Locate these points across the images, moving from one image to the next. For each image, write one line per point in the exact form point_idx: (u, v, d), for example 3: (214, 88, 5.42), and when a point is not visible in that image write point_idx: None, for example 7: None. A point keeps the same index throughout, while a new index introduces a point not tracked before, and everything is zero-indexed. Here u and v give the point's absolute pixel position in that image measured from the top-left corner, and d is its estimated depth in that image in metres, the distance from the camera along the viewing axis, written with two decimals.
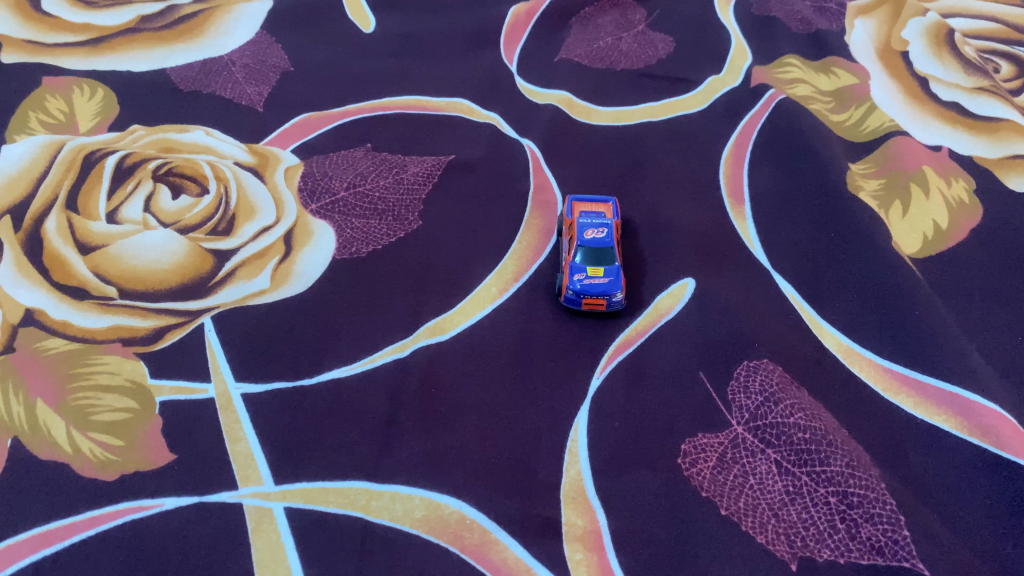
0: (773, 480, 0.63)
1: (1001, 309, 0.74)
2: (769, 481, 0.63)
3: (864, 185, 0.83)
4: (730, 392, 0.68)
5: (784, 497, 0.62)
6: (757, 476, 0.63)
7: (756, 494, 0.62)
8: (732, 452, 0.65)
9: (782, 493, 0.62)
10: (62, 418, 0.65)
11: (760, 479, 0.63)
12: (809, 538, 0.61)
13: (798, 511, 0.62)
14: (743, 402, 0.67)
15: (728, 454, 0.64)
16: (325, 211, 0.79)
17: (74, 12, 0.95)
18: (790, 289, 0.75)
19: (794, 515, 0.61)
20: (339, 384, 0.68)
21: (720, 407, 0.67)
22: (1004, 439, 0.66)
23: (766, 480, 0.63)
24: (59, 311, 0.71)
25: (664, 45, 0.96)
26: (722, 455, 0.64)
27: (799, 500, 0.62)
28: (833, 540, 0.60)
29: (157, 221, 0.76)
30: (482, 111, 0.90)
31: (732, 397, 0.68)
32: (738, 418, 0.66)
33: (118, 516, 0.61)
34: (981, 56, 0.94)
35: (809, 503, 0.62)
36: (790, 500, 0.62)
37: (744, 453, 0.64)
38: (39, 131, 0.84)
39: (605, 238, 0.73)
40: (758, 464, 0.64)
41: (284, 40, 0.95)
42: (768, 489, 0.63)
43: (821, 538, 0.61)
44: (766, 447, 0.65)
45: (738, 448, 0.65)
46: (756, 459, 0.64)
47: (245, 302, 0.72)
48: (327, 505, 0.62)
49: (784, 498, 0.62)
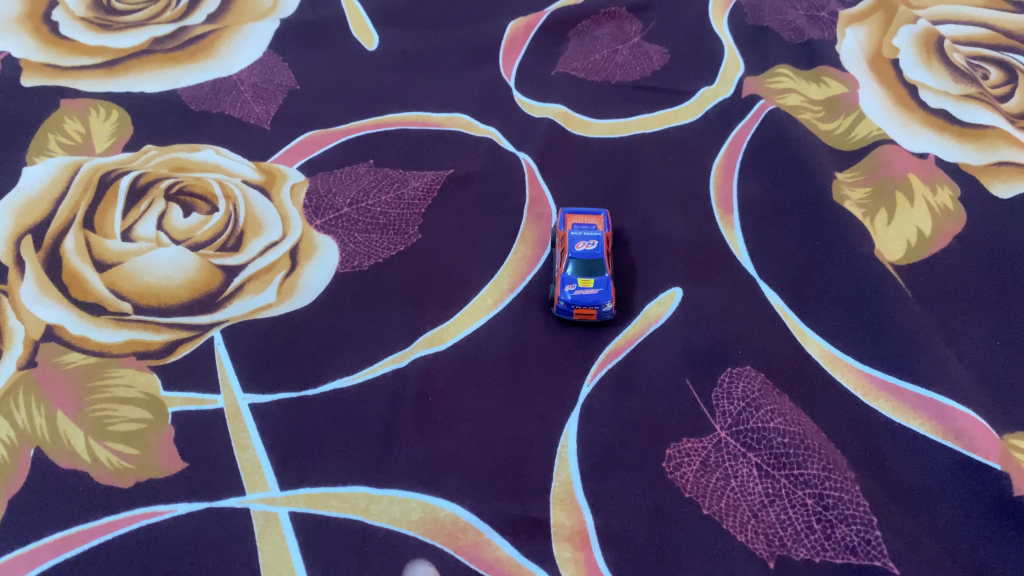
0: (753, 482, 0.66)
1: (981, 315, 0.76)
2: (749, 483, 0.66)
3: (850, 194, 0.85)
4: (714, 398, 0.71)
5: (763, 499, 0.65)
6: (738, 478, 0.66)
7: (737, 496, 0.65)
8: (715, 455, 0.67)
9: (761, 495, 0.65)
10: (80, 427, 0.69)
11: (741, 481, 0.66)
12: (786, 538, 0.64)
13: (777, 512, 0.65)
14: (726, 408, 0.70)
15: (711, 457, 0.67)
16: (330, 227, 0.82)
17: (90, 36, 0.99)
18: (774, 297, 0.77)
19: (773, 516, 0.64)
20: (342, 393, 0.71)
21: (704, 413, 0.70)
22: (977, 442, 0.68)
23: (746, 482, 0.66)
24: (78, 326, 0.75)
25: (658, 57, 0.99)
26: (706, 459, 0.67)
27: (778, 501, 0.65)
28: (810, 540, 0.64)
29: (169, 238, 0.80)
30: (480, 125, 0.93)
31: (716, 403, 0.70)
32: (721, 423, 0.69)
33: (134, 521, 0.65)
34: (970, 63, 0.96)
35: (787, 505, 0.65)
36: (770, 502, 0.65)
37: (726, 456, 0.67)
38: (58, 153, 0.88)
39: (596, 250, 0.75)
40: (739, 467, 0.67)
41: (291, 59, 0.99)
42: (748, 490, 0.66)
43: (798, 538, 0.64)
44: (748, 451, 0.67)
45: (721, 451, 0.68)
46: (737, 462, 0.67)
47: (253, 315, 0.76)
48: (329, 510, 0.66)
49: (763, 499, 0.65)
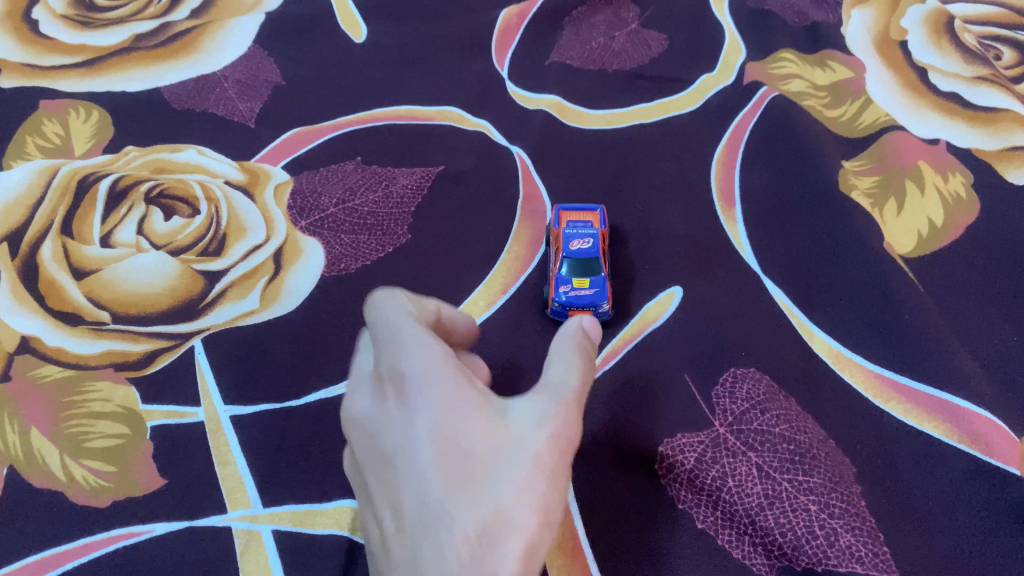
0: (752, 483, 0.63)
1: (998, 310, 0.72)
2: (748, 483, 0.63)
3: (858, 183, 0.81)
4: (715, 396, 0.68)
5: (762, 501, 0.62)
6: (736, 478, 0.63)
7: (734, 497, 0.62)
8: (712, 451, 0.65)
9: (760, 496, 0.62)
10: (56, 445, 0.66)
11: (738, 480, 0.63)
12: (787, 544, 0.61)
13: (776, 515, 0.62)
14: (727, 407, 0.67)
15: (708, 455, 0.64)
16: (315, 227, 0.79)
17: (70, 34, 0.96)
18: (779, 294, 0.74)
19: (772, 519, 0.61)
20: (328, 403, 0.68)
21: (704, 411, 0.67)
22: (994, 446, 0.65)
23: (744, 482, 0.63)
24: (54, 338, 0.72)
25: (656, 43, 0.95)
26: (702, 456, 0.64)
27: (777, 504, 0.62)
28: (811, 548, 0.60)
29: (149, 243, 0.77)
30: (472, 119, 0.89)
31: (717, 401, 0.67)
32: (722, 421, 0.66)
33: (111, 542, 0.62)
34: (982, 43, 0.92)
35: (788, 508, 0.62)
36: (769, 504, 0.62)
37: (725, 454, 0.64)
38: (36, 156, 0.85)
39: (591, 248, 0.72)
40: (738, 466, 0.64)
41: (277, 54, 0.96)
42: (746, 492, 0.63)
43: (798, 545, 0.60)
44: (748, 451, 0.64)
45: (719, 449, 0.65)
46: (736, 461, 0.64)
47: (235, 322, 0.73)
48: (315, 527, 0.63)
49: (762, 502, 0.62)
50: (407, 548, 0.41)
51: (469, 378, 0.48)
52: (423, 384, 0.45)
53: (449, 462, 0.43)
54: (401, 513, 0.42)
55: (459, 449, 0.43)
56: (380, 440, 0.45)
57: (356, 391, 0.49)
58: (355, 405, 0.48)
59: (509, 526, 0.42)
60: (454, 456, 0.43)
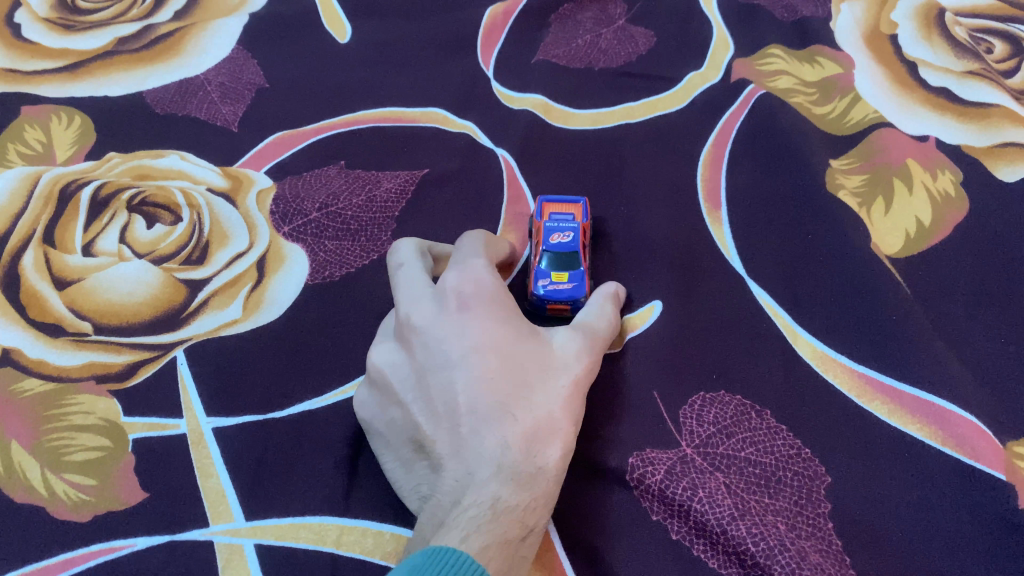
0: (722, 496, 0.63)
1: (985, 311, 0.71)
2: (717, 495, 0.63)
3: (845, 182, 0.80)
4: (682, 416, 0.67)
5: (733, 513, 0.62)
6: (706, 489, 0.63)
7: (704, 509, 0.62)
8: (682, 465, 0.64)
9: (730, 508, 0.62)
10: (37, 459, 0.66)
11: (708, 493, 0.63)
12: (759, 555, 0.60)
13: (747, 527, 0.61)
14: (696, 423, 0.66)
15: (677, 467, 0.64)
16: (298, 233, 0.79)
17: (53, 38, 0.95)
18: (765, 296, 0.74)
19: (743, 531, 0.61)
20: (311, 414, 0.68)
21: (671, 429, 0.66)
22: (979, 450, 0.65)
23: (715, 494, 0.63)
24: (35, 349, 0.72)
25: (644, 40, 0.94)
26: (672, 468, 0.64)
27: (748, 517, 0.62)
28: (783, 558, 0.60)
29: (132, 252, 0.77)
30: (457, 120, 0.89)
31: (683, 421, 0.67)
32: (687, 440, 0.66)
33: (91, 558, 0.62)
34: (972, 37, 0.90)
35: (758, 521, 0.61)
36: (739, 516, 0.62)
37: (694, 468, 0.64)
38: (17, 164, 0.85)
39: (571, 242, 0.72)
40: (707, 480, 0.63)
41: (260, 56, 0.95)
42: (717, 503, 0.62)
43: (771, 554, 0.60)
44: (717, 466, 0.64)
45: (688, 463, 0.64)
46: (705, 476, 0.64)
47: (218, 332, 0.73)
48: (297, 541, 0.62)
49: (732, 513, 0.62)
50: (469, 433, 0.54)
51: (509, 317, 0.61)
52: (492, 313, 0.60)
53: (507, 374, 0.57)
54: (462, 406, 0.55)
55: (511, 366, 0.57)
56: (440, 343, 0.58)
57: (410, 304, 0.61)
58: (413, 316, 0.60)
59: (555, 427, 0.57)
60: (510, 370, 0.57)
